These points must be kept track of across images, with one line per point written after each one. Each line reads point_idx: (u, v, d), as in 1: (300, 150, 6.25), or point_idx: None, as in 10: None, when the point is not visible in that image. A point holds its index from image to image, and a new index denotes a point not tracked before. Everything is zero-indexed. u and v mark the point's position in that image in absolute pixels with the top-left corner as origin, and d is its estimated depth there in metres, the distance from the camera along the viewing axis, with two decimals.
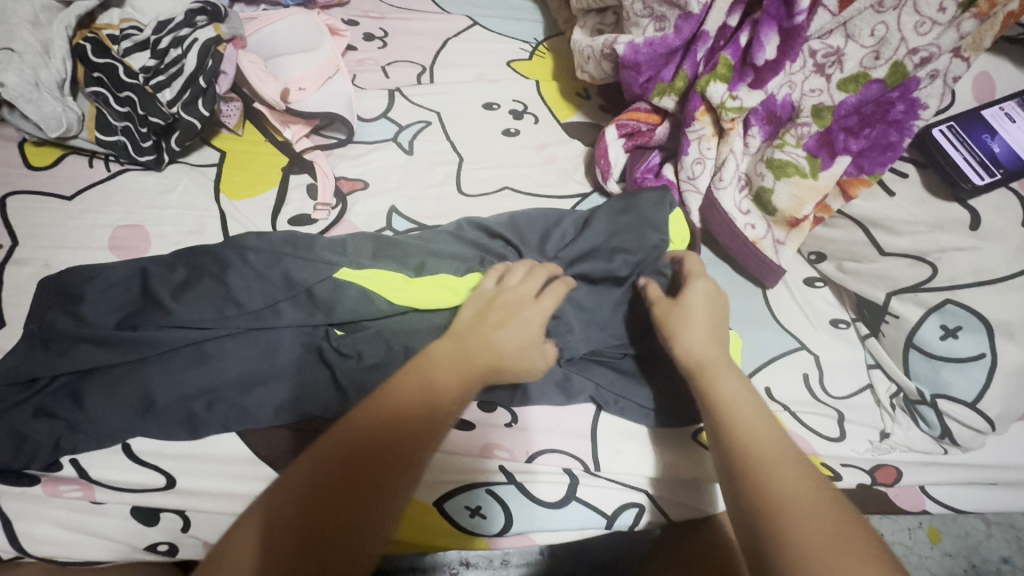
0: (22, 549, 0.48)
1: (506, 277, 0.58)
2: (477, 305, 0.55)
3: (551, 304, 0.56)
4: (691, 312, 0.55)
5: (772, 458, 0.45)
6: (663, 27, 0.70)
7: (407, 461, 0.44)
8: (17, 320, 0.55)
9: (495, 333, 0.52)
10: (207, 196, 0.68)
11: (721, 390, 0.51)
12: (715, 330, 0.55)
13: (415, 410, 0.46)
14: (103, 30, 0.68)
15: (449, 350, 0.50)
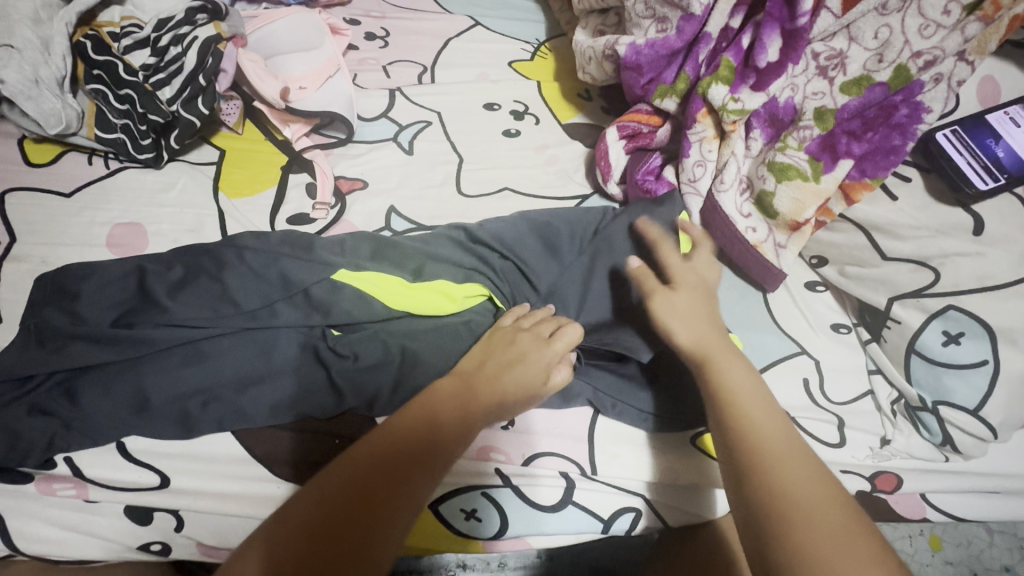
0: (15, 547, 0.48)
1: (521, 316, 0.58)
2: (480, 346, 0.54)
3: (563, 345, 0.54)
4: (682, 310, 0.56)
5: (776, 460, 0.45)
6: (665, 28, 0.69)
7: (417, 472, 0.44)
8: (13, 316, 0.55)
9: (497, 381, 0.51)
10: (206, 194, 0.68)
11: (731, 391, 0.50)
12: (711, 329, 0.55)
13: (420, 422, 0.46)
14: (103, 28, 0.68)
15: (452, 387, 0.49)
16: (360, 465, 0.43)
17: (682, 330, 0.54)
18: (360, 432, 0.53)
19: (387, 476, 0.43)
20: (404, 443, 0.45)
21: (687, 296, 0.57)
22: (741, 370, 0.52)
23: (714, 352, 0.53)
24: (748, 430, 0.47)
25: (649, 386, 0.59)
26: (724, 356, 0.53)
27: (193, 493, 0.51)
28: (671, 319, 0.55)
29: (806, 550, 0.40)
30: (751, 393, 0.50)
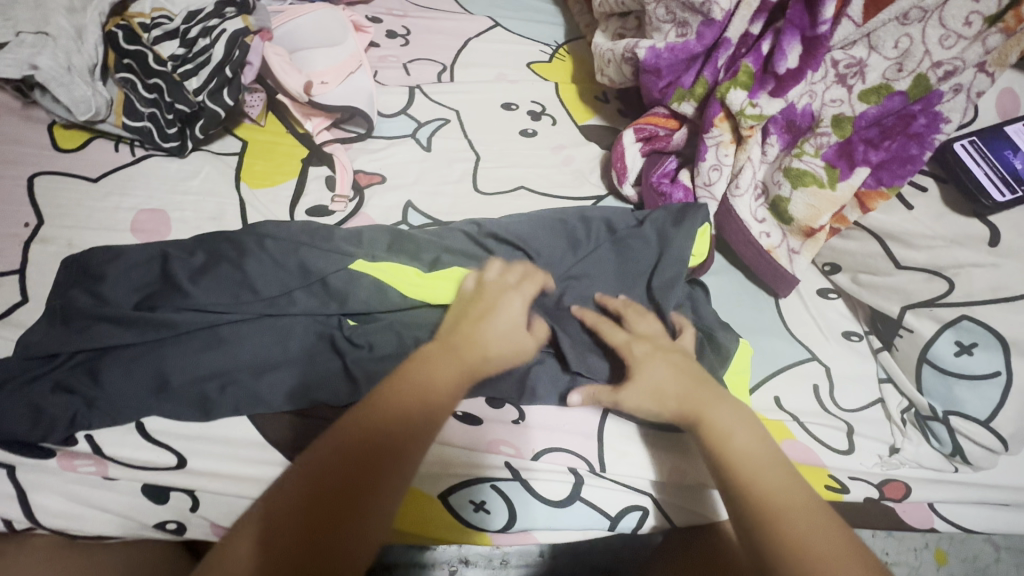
0: (35, 520, 0.48)
1: (483, 275, 0.58)
2: (455, 309, 0.56)
3: (529, 292, 0.57)
4: (654, 375, 0.53)
5: (795, 526, 0.45)
6: (684, 33, 0.68)
7: (394, 459, 0.45)
8: (38, 296, 0.56)
9: (480, 334, 0.53)
10: (228, 183, 0.69)
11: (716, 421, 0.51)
12: (688, 380, 0.53)
13: (401, 413, 0.47)
14: (135, 19, 0.69)
15: (437, 352, 0.51)
16: (330, 481, 0.43)
17: (657, 395, 0.53)
18: None
19: (365, 481, 0.43)
20: (381, 440, 0.45)
21: (652, 356, 0.55)
22: (738, 420, 0.51)
23: (709, 409, 0.52)
24: (762, 498, 0.47)
25: None
26: (720, 411, 0.52)
27: (209, 473, 0.51)
28: (644, 390, 0.53)
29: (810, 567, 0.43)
30: (760, 454, 0.50)
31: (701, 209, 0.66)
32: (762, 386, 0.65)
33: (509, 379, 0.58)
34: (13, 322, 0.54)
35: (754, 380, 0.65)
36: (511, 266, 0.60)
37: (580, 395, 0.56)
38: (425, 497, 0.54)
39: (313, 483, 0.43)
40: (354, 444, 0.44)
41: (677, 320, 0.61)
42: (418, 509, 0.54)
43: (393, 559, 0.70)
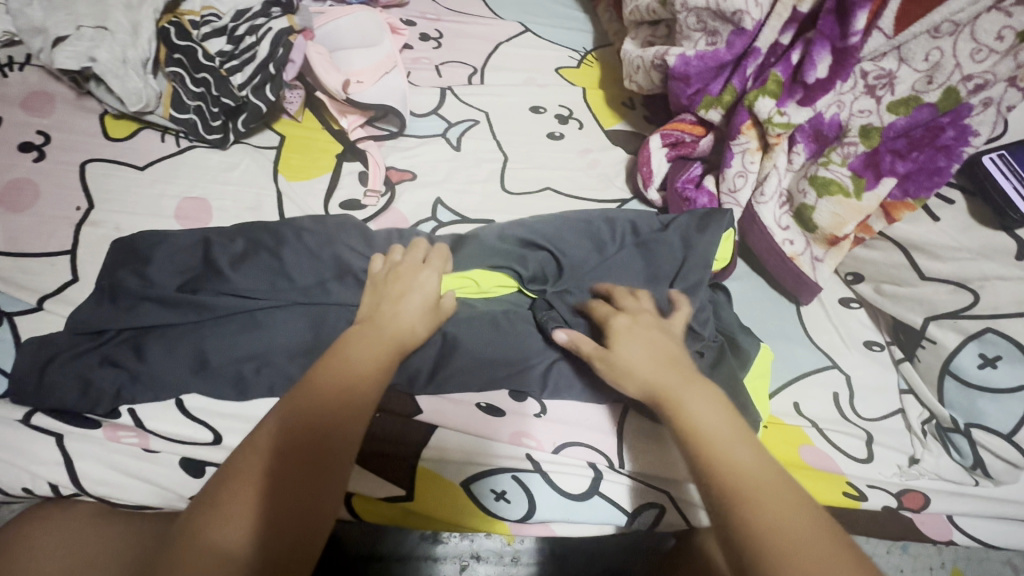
0: (81, 487, 0.50)
1: (389, 256, 0.60)
2: (372, 289, 0.57)
3: (435, 266, 0.59)
4: (629, 349, 0.52)
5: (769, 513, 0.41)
6: (715, 42, 0.69)
7: (345, 429, 0.46)
8: (88, 275, 0.59)
9: (398, 308, 0.54)
10: (267, 175, 0.72)
11: (688, 410, 0.47)
12: (664, 358, 0.51)
13: (356, 388, 0.48)
14: (185, 16, 0.72)
15: (364, 332, 0.52)
16: (301, 450, 0.44)
17: (630, 371, 0.51)
18: (397, 407, 0.57)
19: (333, 448, 0.45)
20: (328, 413, 0.46)
21: (630, 330, 0.54)
22: (708, 401, 0.48)
23: (678, 386, 0.49)
24: (736, 483, 0.43)
25: None
26: (688, 389, 0.49)
27: None
28: (622, 360, 0.52)
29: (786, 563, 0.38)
30: (732, 433, 0.46)
31: (727, 214, 0.67)
32: (782, 392, 0.65)
33: (535, 374, 0.59)
34: (64, 299, 0.57)
35: (774, 385, 0.66)
36: (415, 244, 0.62)
37: (567, 334, 0.56)
38: (449, 484, 0.56)
39: (283, 453, 0.44)
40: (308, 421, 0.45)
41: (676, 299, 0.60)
42: (442, 495, 0.55)
43: (404, 552, 0.72)
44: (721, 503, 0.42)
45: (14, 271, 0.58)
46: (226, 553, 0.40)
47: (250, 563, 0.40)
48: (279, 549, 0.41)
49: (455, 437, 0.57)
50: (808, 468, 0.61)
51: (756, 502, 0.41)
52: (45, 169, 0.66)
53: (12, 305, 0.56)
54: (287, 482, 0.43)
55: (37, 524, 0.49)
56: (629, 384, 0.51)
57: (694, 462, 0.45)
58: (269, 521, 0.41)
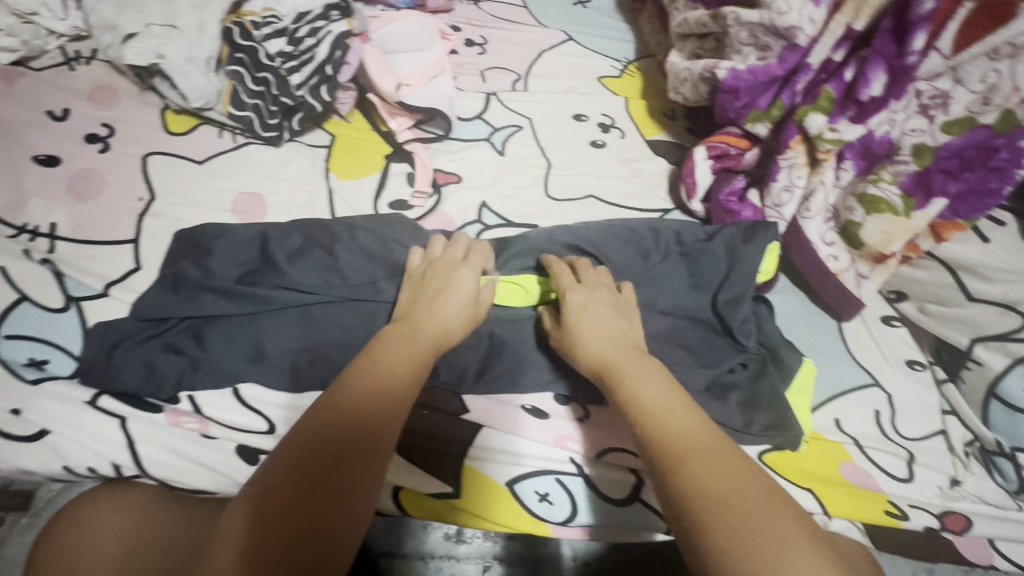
0: (142, 469, 0.52)
1: (429, 250, 0.61)
2: (412, 284, 0.58)
3: (476, 265, 0.59)
4: (588, 326, 0.55)
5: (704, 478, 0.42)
6: (766, 56, 0.69)
7: (362, 424, 0.45)
8: (151, 264, 0.62)
9: (431, 305, 0.55)
10: (318, 173, 0.74)
11: (642, 389, 0.49)
12: (622, 340, 0.54)
13: (383, 383, 0.48)
14: (247, 17, 0.71)
15: (398, 331, 0.53)
16: (316, 443, 0.44)
17: (583, 347, 0.54)
18: (444, 405, 0.59)
19: (350, 442, 0.44)
20: (349, 412, 0.45)
21: (585, 305, 0.56)
22: (659, 381, 0.50)
23: (627, 364, 0.51)
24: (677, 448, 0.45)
25: (722, 398, 0.60)
26: (640, 366, 0.51)
27: None
28: (577, 337, 0.55)
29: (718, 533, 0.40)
30: (675, 407, 0.48)
31: (773, 227, 0.68)
32: (823, 407, 0.66)
33: (582, 381, 0.60)
34: (128, 287, 0.60)
35: (814, 401, 0.66)
36: (462, 238, 0.63)
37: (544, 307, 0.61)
38: (494, 485, 0.56)
39: (300, 445, 0.43)
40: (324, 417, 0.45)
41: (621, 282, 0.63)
42: (487, 495, 0.56)
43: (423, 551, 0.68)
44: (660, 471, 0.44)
45: (81, 257, 0.61)
46: (236, 546, 0.39)
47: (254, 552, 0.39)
48: (280, 543, 0.39)
49: (501, 437, 0.58)
50: (847, 484, 0.61)
51: (691, 464, 0.43)
52: (109, 160, 0.68)
53: (80, 290, 0.58)
54: (299, 474, 0.42)
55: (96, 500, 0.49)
56: (579, 357, 0.54)
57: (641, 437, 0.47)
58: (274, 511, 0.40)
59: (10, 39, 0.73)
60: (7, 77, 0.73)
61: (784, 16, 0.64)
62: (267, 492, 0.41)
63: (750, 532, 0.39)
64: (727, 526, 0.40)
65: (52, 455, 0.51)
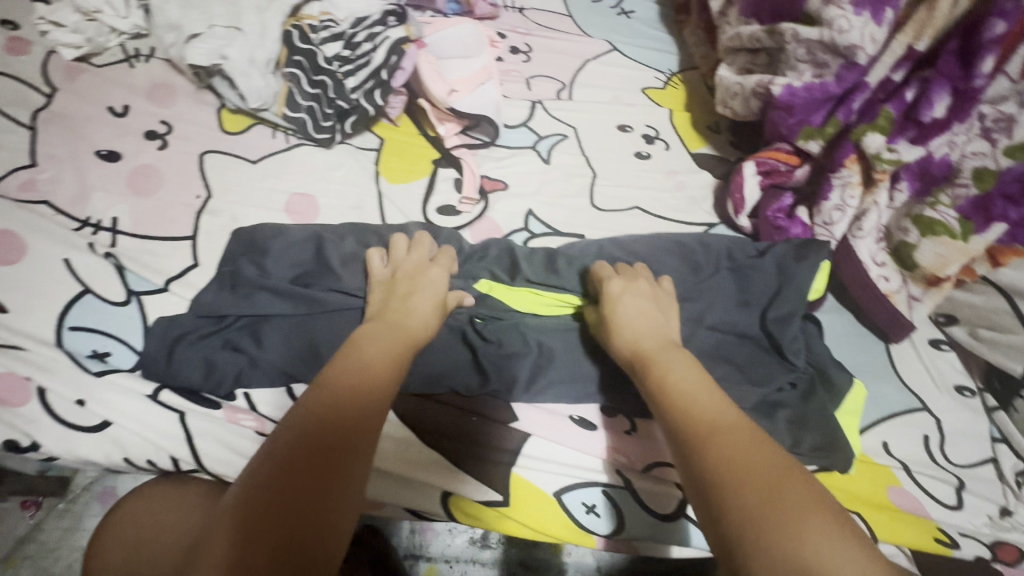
0: (200, 464, 0.53)
1: (392, 253, 0.60)
2: (381, 289, 0.57)
3: (444, 263, 0.59)
4: (627, 312, 0.55)
5: (731, 458, 0.41)
6: (822, 74, 0.68)
7: (350, 414, 0.44)
8: (208, 261, 0.63)
9: (407, 303, 0.54)
10: (368, 176, 0.74)
11: (672, 373, 0.49)
12: (655, 329, 0.54)
13: (367, 375, 0.46)
14: (304, 21, 0.73)
15: (376, 326, 0.52)
16: (300, 439, 0.42)
17: (619, 334, 0.54)
18: (495, 412, 0.59)
19: (337, 440, 0.43)
20: (335, 405, 0.44)
21: (623, 294, 0.57)
22: (690, 366, 0.50)
23: (660, 352, 0.51)
24: (705, 429, 0.44)
25: (770, 416, 0.60)
26: (669, 355, 0.51)
27: None
28: (617, 322, 0.55)
29: (745, 513, 0.38)
30: (703, 391, 0.47)
31: (826, 246, 0.67)
32: (871, 429, 0.65)
33: (631, 395, 0.60)
34: (187, 283, 0.61)
35: (862, 423, 0.65)
36: (419, 239, 0.62)
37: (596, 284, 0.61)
38: (541, 494, 0.57)
39: (283, 445, 0.42)
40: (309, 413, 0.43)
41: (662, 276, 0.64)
42: (533, 505, 0.56)
43: (451, 555, 0.86)
44: (687, 448, 0.43)
45: (141, 252, 0.62)
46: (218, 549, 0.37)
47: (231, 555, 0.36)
48: (260, 551, 0.37)
49: (548, 447, 0.58)
50: (895, 509, 0.60)
51: (716, 442, 0.43)
52: (167, 157, 0.70)
53: (140, 284, 0.60)
54: (284, 475, 0.40)
55: (163, 477, 0.53)
56: (617, 341, 0.54)
57: (672, 419, 0.46)
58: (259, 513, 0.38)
59: (75, 35, 0.75)
60: (70, 72, 0.74)
61: (845, 34, 0.64)
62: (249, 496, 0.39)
63: (776, 515, 0.37)
64: (753, 501, 0.38)
65: (114, 447, 0.52)
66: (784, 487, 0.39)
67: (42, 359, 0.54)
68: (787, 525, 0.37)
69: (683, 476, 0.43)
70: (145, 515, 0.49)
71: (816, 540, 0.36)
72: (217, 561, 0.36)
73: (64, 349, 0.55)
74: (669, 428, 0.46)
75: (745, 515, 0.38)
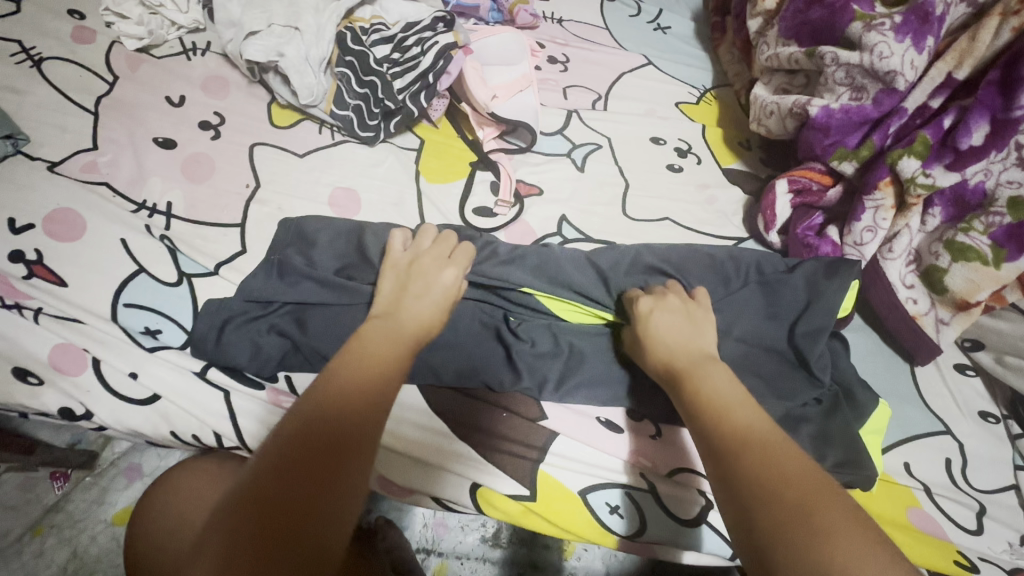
0: (243, 441, 0.56)
1: (416, 240, 0.61)
2: (394, 275, 0.57)
3: (461, 260, 0.59)
4: (664, 329, 0.56)
5: (764, 472, 0.42)
6: (860, 97, 0.70)
7: (363, 405, 0.44)
8: (255, 249, 0.65)
9: (415, 293, 0.54)
10: (409, 175, 0.77)
11: (709, 387, 0.50)
12: (689, 346, 0.54)
13: (367, 378, 0.46)
14: (357, 23, 0.79)
15: (382, 325, 0.51)
16: (313, 426, 0.42)
17: (653, 348, 0.56)
18: (523, 410, 0.60)
19: (334, 440, 0.42)
20: (343, 394, 0.44)
21: (656, 310, 0.58)
22: (730, 381, 0.50)
23: (696, 365, 0.52)
24: (740, 442, 0.45)
25: (794, 429, 0.61)
26: (707, 369, 0.52)
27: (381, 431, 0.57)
28: (654, 339, 0.56)
29: (770, 526, 0.40)
30: (740, 404, 0.48)
31: (857, 266, 0.68)
32: (893, 449, 0.65)
33: (657, 400, 0.61)
34: (235, 268, 0.63)
35: (884, 442, 0.66)
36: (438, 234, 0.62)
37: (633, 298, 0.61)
38: (567, 491, 0.58)
39: (280, 444, 0.41)
40: (319, 400, 0.44)
41: (696, 288, 0.64)
42: (556, 501, 0.58)
43: (462, 552, 0.87)
44: (716, 460, 0.45)
45: (193, 236, 0.65)
46: (225, 531, 0.38)
47: (235, 536, 0.38)
48: (259, 530, 0.38)
49: (575, 446, 0.60)
50: (914, 529, 0.60)
51: (749, 454, 0.44)
52: (219, 147, 0.72)
53: (191, 267, 0.62)
54: (278, 474, 0.40)
55: (208, 452, 0.57)
56: (654, 361, 0.55)
57: (710, 431, 0.47)
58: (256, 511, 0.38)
59: (138, 27, 0.79)
60: (131, 62, 0.78)
61: (886, 59, 0.65)
62: (247, 494, 0.39)
63: (801, 528, 0.39)
64: (774, 516, 0.40)
65: (162, 420, 0.56)
66: (811, 503, 0.40)
67: (98, 332, 0.56)
68: (816, 535, 0.38)
69: (714, 486, 0.45)
70: (184, 488, 0.54)
71: (838, 556, 0.37)
72: (224, 541, 0.38)
73: (119, 323, 0.57)
74: (700, 434, 0.47)
75: (772, 527, 0.39)
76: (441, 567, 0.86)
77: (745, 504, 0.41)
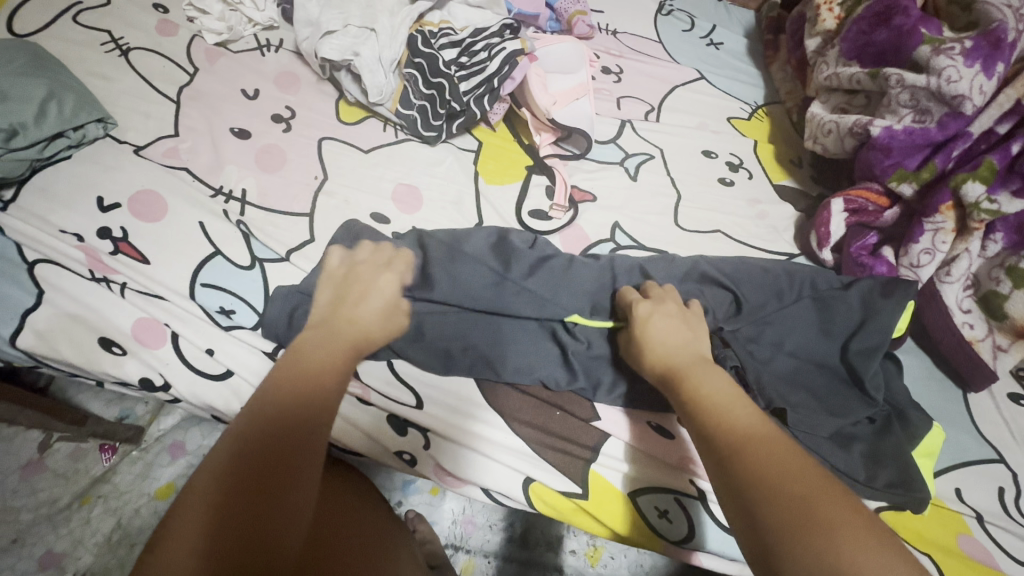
0: None
1: (350, 253, 0.61)
2: (331, 287, 0.58)
3: (394, 262, 0.61)
4: (662, 334, 0.56)
5: (764, 469, 0.42)
6: (924, 120, 0.70)
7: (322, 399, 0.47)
8: (322, 238, 0.68)
9: (358, 302, 0.56)
10: (467, 175, 0.79)
11: (703, 391, 0.50)
12: (685, 350, 0.55)
13: (314, 382, 0.48)
14: (426, 27, 0.82)
15: (317, 335, 0.52)
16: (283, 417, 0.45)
17: (651, 352, 0.55)
18: (577, 409, 0.62)
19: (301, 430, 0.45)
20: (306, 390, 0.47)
21: (653, 315, 0.58)
22: (722, 383, 0.51)
23: (694, 368, 0.53)
24: (738, 442, 0.45)
25: (847, 447, 0.61)
26: (703, 372, 0.52)
27: (437, 419, 0.59)
28: (653, 344, 0.56)
29: (776, 524, 0.39)
30: (734, 406, 0.48)
31: (914, 287, 0.68)
32: (945, 474, 0.65)
33: None
34: (304, 255, 0.66)
35: (935, 467, 0.65)
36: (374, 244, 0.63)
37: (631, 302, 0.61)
38: (616, 491, 0.59)
39: (245, 433, 0.44)
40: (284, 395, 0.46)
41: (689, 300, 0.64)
42: (605, 499, 0.59)
43: (489, 551, 0.88)
44: (718, 458, 0.45)
45: (266, 223, 0.68)
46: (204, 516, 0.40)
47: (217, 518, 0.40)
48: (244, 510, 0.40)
49: (626, 448, 0.61)
50: (964, 557, 0.59)
51: (746, 454, 0.44)
52: (291, 139, 0.75)
53: (264, 252, 0.65)
54: (249, 457, 0.43)
55: None
56: (650, 368, 0.55)
57: (707, 431, 0.47)
58: (241, 492, 0.41)
59: (219, 23, 0.83)
60: (210, 55, 0.82)
61: (953, 83, 0.66)
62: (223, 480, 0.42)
63: (808, 524, 0.39)
64: (786, 515, 0.40)
65: (234, 398, 0.59)
66: (814, 501, 0.40)
67: (177, 309, 0.59)
68: (827, 531, 0.38)
69: (717, 484, 0.44)
70: None
71: (845, 550, 0.37)
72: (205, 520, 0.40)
73: (196, 302, 0.60)
74: (700, 439, 0.47)
75: (780, 522, 0.39)
76: (468, 564, 0.87)
77: (750, 501, 0.41)
